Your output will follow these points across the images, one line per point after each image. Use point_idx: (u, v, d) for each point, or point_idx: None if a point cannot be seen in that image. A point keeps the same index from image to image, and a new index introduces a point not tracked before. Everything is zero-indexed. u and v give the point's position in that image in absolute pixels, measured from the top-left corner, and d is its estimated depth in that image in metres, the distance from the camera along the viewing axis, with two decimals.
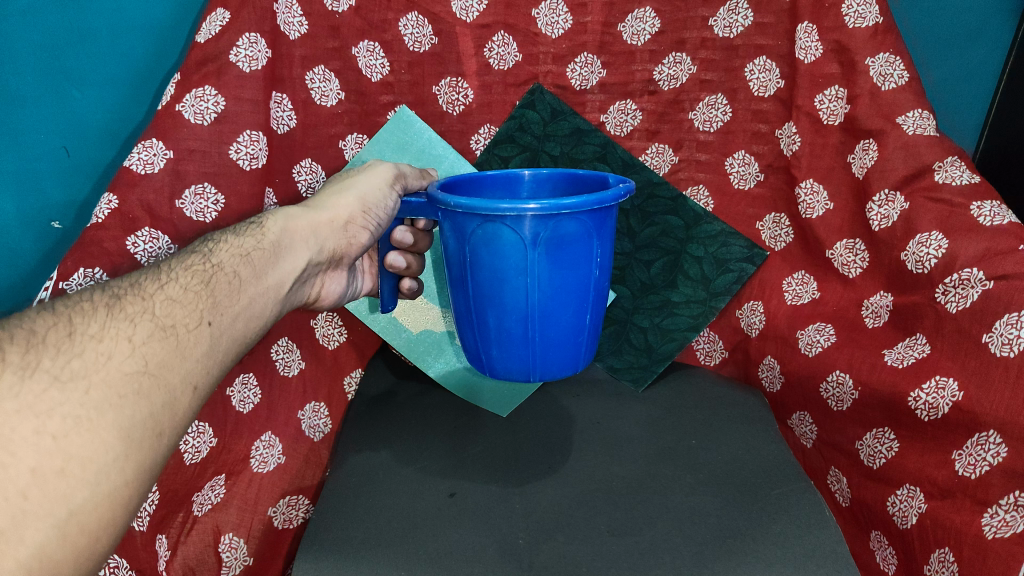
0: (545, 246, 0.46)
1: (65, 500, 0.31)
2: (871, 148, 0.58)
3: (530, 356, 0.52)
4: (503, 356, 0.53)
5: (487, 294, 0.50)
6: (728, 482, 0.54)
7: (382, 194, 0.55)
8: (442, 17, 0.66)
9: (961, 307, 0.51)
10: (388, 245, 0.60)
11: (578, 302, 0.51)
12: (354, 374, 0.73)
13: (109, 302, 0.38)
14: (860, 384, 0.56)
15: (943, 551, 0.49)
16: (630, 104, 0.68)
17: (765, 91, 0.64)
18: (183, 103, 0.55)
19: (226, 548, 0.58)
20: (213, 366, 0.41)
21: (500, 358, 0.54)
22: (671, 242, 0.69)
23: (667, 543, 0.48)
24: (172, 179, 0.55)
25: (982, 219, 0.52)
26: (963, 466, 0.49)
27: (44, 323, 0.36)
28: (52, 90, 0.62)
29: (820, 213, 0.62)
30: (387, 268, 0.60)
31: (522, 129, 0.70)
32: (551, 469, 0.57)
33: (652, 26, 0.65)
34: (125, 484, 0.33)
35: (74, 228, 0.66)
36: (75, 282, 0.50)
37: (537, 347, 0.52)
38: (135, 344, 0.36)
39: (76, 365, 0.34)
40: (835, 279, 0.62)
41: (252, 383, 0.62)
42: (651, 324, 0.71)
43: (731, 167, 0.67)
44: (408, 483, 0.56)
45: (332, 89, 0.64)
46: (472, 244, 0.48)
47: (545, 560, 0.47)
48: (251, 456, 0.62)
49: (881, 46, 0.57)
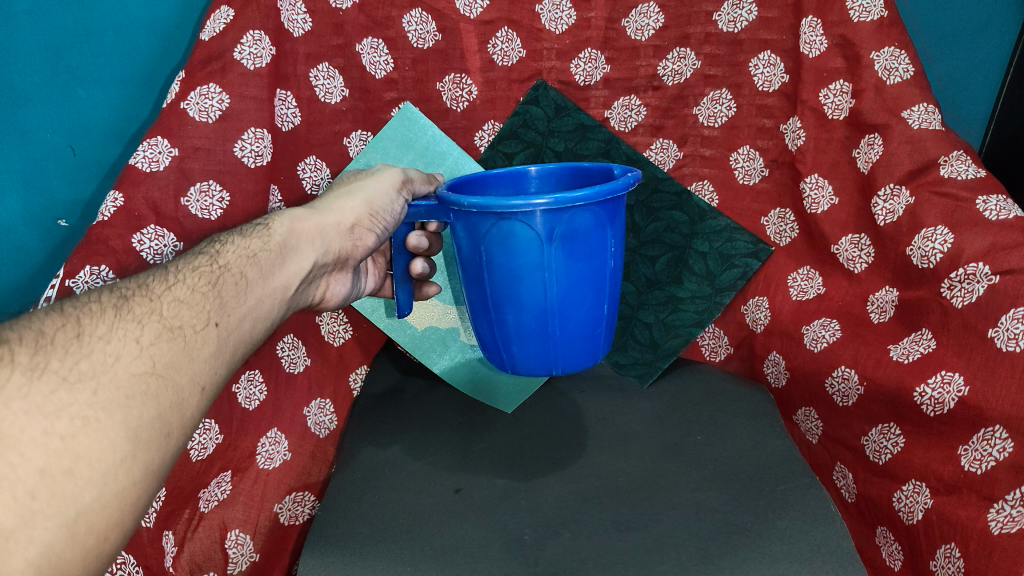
0: (560, 240, 0.47)
1: (73, 500, 0.31)
2: (876, 142, 0.58)
3: (551, 352, 0.53)
4: (524, 353, 0.53)
5: (504, 292, 0.50)
6: (732, 479, 0.54)
7: (389, 197, 0.55)
8: (446, 13, 0.66)
9: (966, 301, 0.51)
10: (405, 251, 0.61)
11: (595, 292, 0.51)
12: (359, 370, 0.73)
13: (117, 303, 0.38)
14: (866, 379, 0.56)
15: (949, 547, 0.49)
16: (634, 99, 0.68)
17: (770, 86, 0.63)
18: (188, 101, 0.55)
19: (232, 545, 0.58)
20: (220, 367, 0.41)
21: (521, 355, 0.54)
22: (677, 237, 0.69)
23: (672, 539, 0.48)
24: (177, 177, 0.55)
25: (988, 213, 0.52)
26: (968, 461, 0.49)
27: (52, 324, 0.36)
28: (57, 89, 0.62)
29: (826, 208, 0.62)
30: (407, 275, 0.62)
31: (527, 125, 0.70)
32: (556, 465, 0.57)
33: (656, 21, 0.65)
34: (133, 484, 0.33)
35: (80, 226, 0.66)
36: (81, 281, 0.50)
37: (558, 341, 0.52)
38: (142, 346, 0.36)
39: (84, 365, 0.34)
40: (841, 274, 0.62)
41: (258, 379, 0.62)
42: (656, 320, 0.71)
43: (737, 162, 0.67)
44: (415, 479, 0.56)
45: (336, 87, 0.64)
46: (486, 243, 0.48)
47: (550, 556, 0.48)
48: (257, 453, 0.62)
49: (886, 40, 0.56)
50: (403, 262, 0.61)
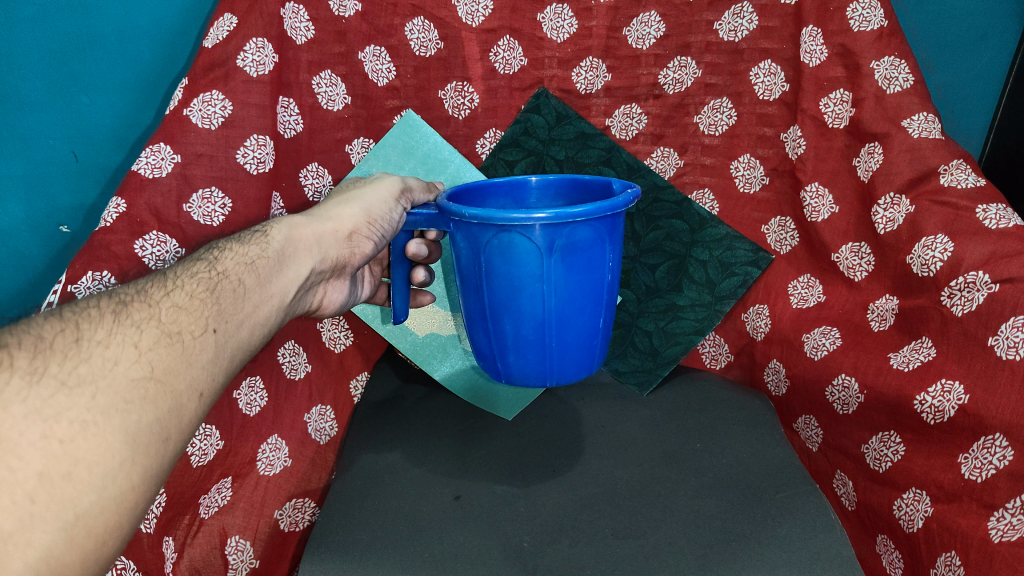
0: (560, 253, 0.47)
1: (72, 504, 0.31)
2: (876, 151, 0.58)
3: (548, 362, 0.53)
4: (520, 362, 0.53)
5: (503, 303, 0.50)
6: (732, 486, 0.54)
7: (388, 207, 0.55)
8: (448, 21, 0.66)
9: (966, 309, 0.51)
10: (404, 258, 0.60)
11: (593, 305, 0.51)
12: (359, 377, 0.73)
13: (116, 308, 0.39)
14: (866, 387, 0.56)
15: (949, 555, 0.49)
16: (635, 108, 0.68)
17: (770, 95, 0.64)
18: (190, 107, 0.56)
19: (232, 551, 0.58)
20: (219, 373, 0.41)
21: (517, 365, 0.53)
22: (677, 245, 0.69)
23: (672, 546, 0.48)
24: (180, 184, 0.55)
25: (988, 222, 0.52)
26: (968, 470, 0.49)
27: (51, 328, 0.36)
28: (59, 96, 0.63)
29: (826, 216, 0.62)
30: (404, 279, 0.61)
31: (528, 133, 0.71)
32: (556, 472, 0.57)
33: (657, 30, 0.65)
34: (132, 489, 0.33)
35: (82, 232, 0.67)
36: (83, 286, 0.51)
37: (556, 351, 0.52)
38: (142, 350, 0.37)
39: (83, 370, 0.34)
40: (841, 283, 0.62)
41: (259, 386, 0.63)
42: (656, 327, 0.71)
43: (737, 171, 0.67)
44: (415, 485, 0.56)
45: (338, 94, 0.65)
46: (486, 253, 0.48)
47: (550, 563, 0.48)
48: (257, 459, 0.62)
49: (886, 49, 0.57)
50: (402, 272, 0.60)
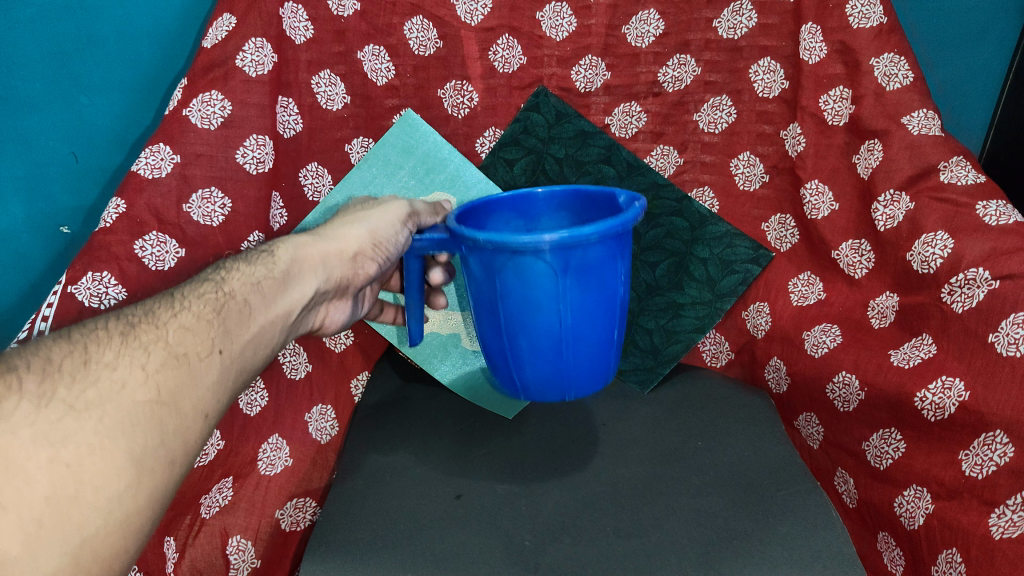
0: (573, 272, 0.47)
1: (79, 527, 0.31)
2: (876, 148, 0.58)
3: (564, 377, 0.53)
4: (536, 379, 0.53)
5: (519, 323, 0.50)
6: (733, 484, 0.54)
7: (394, 230, 0.54)
8: (447, 20, 0.66)
9: (967, 306, 0.51)
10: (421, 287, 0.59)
11: (607, 318, 0.51)
12: (360, 377, 0.72)
13: (124, 330, 0.39)
14: (866, 384, 0.56)
15: (951, 552, 0.49)
16: (634, 106, 0.68)
17: (770, 92, 0.63)
18: (189, 107, 0.56)
19: (234, 550, 0.59)
20: (223, 394, 0.41)
21: (533, 379, 0.53)
22: (677, 243, 0.69)
23: (672, 543, 0.49)
24: (180, 184, 0.55)
25: (988, 219, 0.52)
26: (969, 466, 0.49)
27: (60, 351, 0.36)
28: (59, 96, 0.62)
29: (826, 214, 0.62)
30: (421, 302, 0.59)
31: (527, 132, 0.70)
32: (557, 470, 0.57)
33: (656, 28, 0.65)
34: (138, 511, 0.34)
35: (82, 232, 0.67)
36: (83, 287, 0.51)
37: (571, 366, 0.52)
38: (149, 372, 0.37)
39: (91, 393, 0.35)
40: (842, 280, 0.62)
41: (259, 386, 0.63)
42: (657, 325, 0.71)
43: (737, 168, 0.67)
44: (416, 484, 0.57)
45: (337, 94, 0.65)
46: (499, 276, 0.48)
47: (551, 561, 0.48)
48: (258, 459, 0.62)
49: (886, 45, 0.57)
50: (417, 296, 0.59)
